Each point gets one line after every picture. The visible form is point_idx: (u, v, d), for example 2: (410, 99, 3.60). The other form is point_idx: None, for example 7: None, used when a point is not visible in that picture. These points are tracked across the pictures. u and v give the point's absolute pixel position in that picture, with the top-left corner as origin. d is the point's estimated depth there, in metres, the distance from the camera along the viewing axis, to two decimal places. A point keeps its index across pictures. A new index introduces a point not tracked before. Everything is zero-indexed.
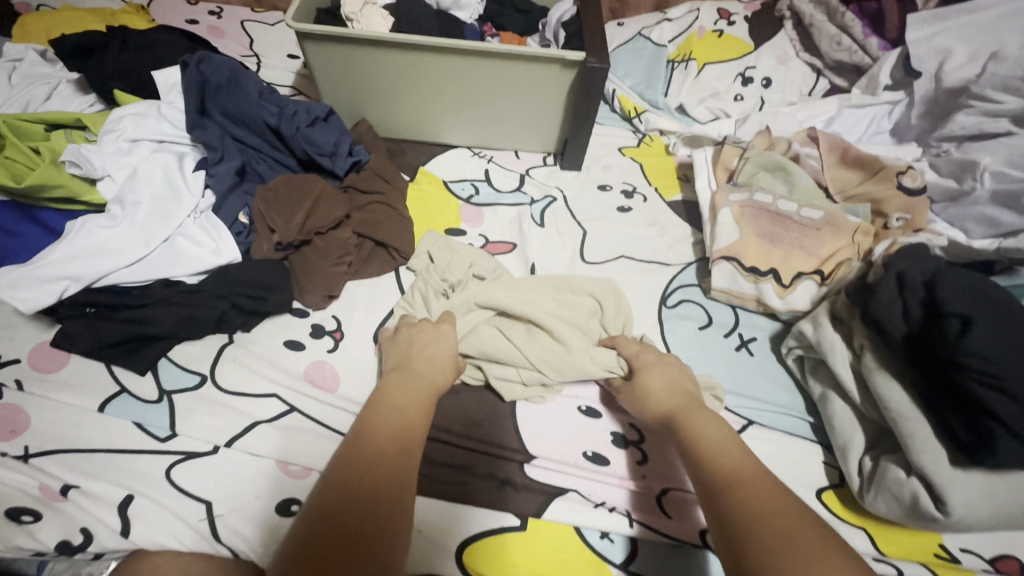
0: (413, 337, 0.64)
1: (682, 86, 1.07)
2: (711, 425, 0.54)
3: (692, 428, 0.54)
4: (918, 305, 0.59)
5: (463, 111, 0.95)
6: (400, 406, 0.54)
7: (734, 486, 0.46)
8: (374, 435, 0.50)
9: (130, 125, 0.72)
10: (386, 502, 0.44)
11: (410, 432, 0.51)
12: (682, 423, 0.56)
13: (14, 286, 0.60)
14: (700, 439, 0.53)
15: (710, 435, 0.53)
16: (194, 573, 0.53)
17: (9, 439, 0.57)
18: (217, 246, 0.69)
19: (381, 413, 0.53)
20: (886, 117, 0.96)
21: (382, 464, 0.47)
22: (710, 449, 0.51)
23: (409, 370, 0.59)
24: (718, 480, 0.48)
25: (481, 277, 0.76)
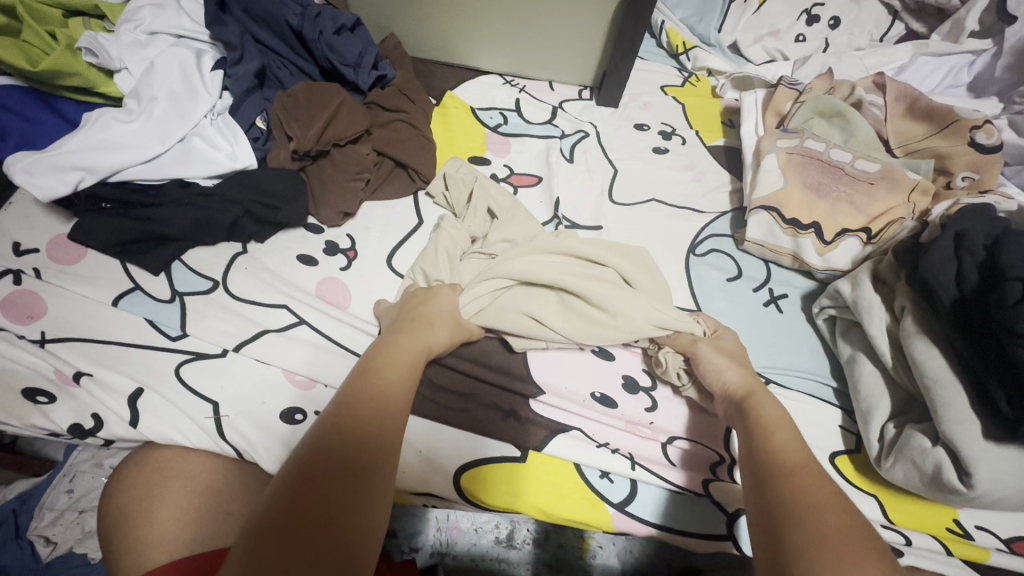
0: (413, 298, 0.61)
1: (739, 21, 0.98)
2: (777, 414, 0.52)
3: (762, 412, 0.52)
4: (975, 268, 0.54)
5: (498, 31, 0.88)
6: (393, 367, 0.51)
7: (783, 470, 0.45)
8: (363, 393, 0.47)
9: (149, 16, 0.69)
10: (367, 466, 0.42)
11: (401, 394, 0.49)
12: (754, 404, 0.53)
13: (30, 172, 0.58)
14: (773, 424, 0.51)
15: (774, 421, 0.51)
16: (194, 471, 0.55)
17: (26, 324, 0.58)
18: (233, 151, 0.68)
19: (372, 370, 0.50)
20: (965, 68, 0.86)
21: (369, 426, 0.44)
22: (761, 430, 0.50)
23: (407, 329, 0.56)
24: (778, 468, 0.46)
25: (496, 216, 0.72)
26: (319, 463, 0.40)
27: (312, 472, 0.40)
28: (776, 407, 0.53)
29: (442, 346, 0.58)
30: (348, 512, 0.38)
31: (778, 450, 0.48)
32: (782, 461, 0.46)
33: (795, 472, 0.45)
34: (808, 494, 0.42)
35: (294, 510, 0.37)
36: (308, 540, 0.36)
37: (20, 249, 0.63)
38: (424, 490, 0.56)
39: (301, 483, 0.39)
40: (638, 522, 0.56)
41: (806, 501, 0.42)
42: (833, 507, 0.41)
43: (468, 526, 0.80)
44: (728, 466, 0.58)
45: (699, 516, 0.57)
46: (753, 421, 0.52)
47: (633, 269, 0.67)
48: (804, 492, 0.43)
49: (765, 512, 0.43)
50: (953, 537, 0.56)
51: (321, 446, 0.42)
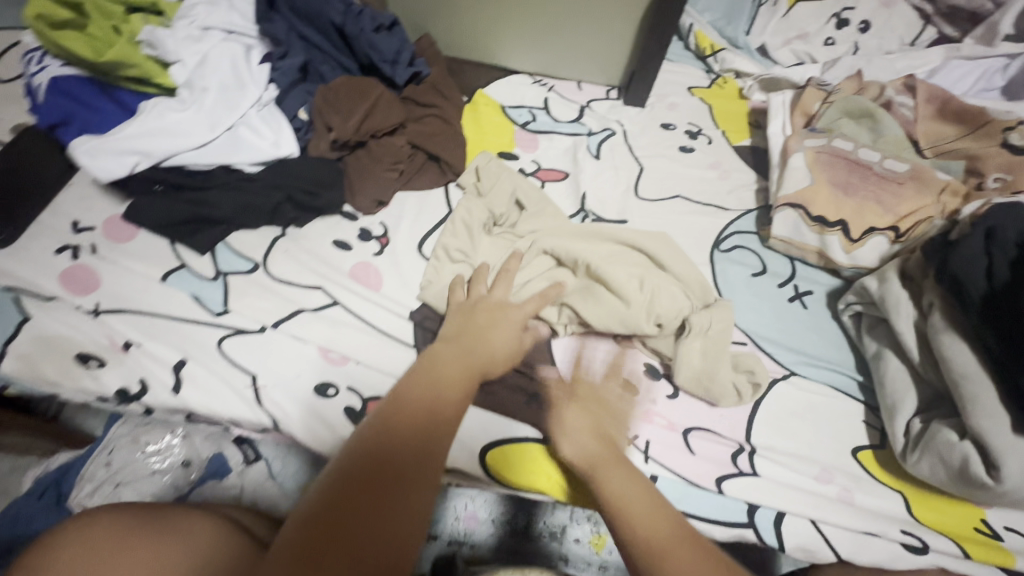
0: (467, 292, 0.63)
1: (767, 25, 0.99)
2: (621, 488, 0.49)
3: (606, 486, 0.49)
4: (1006, 264, 0.54)
5: (530, 32, 0.91)
6: (455, 366, 0.53)
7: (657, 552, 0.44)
8: (422, 391, 0.49)
9: (203, 12, 0.73)
10: (410, 473, 0.43)
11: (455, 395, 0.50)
12: (596, 481, 0.50)
13: (93, 155, 0.64)
14: (617, 503, 0.48)
15: (620, 499, 0.48)
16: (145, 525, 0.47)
17: (82, 295, 0.62)
18: (277, 139, 0.71)
19: (432, 368, 0.52)
20: (999, 72, 0.86)
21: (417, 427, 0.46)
22: (617, 507, 0.48)
23: (471, 325, 0.58)
24: (643, 558, 0.44)
25: (524, 207, 0.75)
26: (365, 473, 0.42)
27: (359, 478, 0.41)
28: (582, 418, 0.56)
29: (508, 351, 0.58)
30: (389, 521, 0.39)
31: (635, 533, 0.46)
32: (648, 551, 0.44)
33: (660, 555, 0.44)
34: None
35: (331, 520, 0.38)
36: (353, 542, 0.37)
37: (78, 227, 0.67)
38: (450, 465, 0.58)
39: (343, 491, 0.40)
40: None
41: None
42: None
43: (485, 516, 0.84)
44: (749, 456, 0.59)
45: (717, 506, 0.56)
46: (606, 506, 0.49)
47: (666, 257, 0.68)
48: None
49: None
50: (981, 537, 0.55)
51: (371, 446, 0.44)
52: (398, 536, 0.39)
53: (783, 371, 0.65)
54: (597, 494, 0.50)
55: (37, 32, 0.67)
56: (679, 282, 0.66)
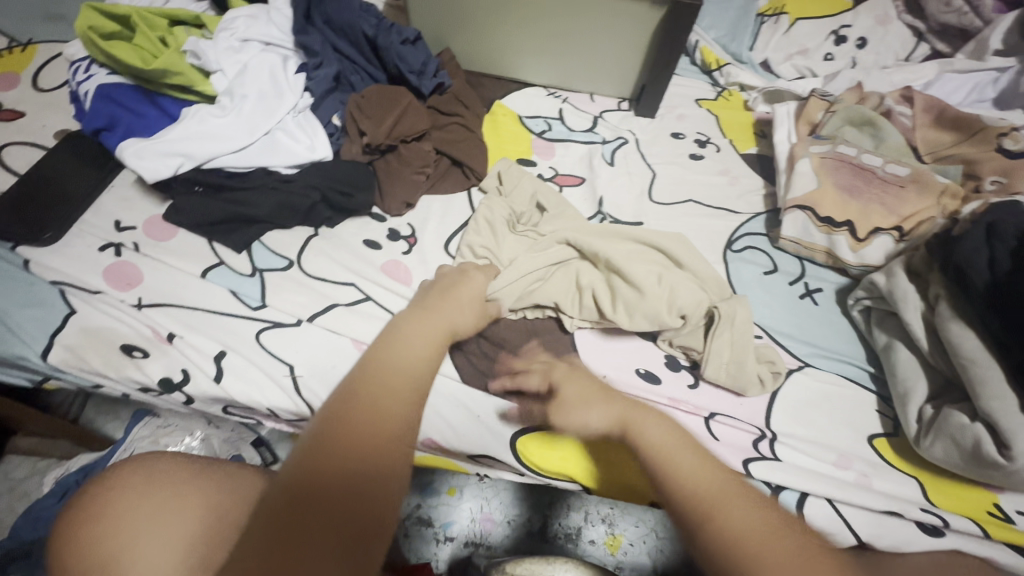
0: (445, 278, 0.63)
1: (769, 41, 1.04)
2: (662, 435, 0.48)
3: (644, 439, 0.49)
4: (1007, 254, 0.57)
5: (546, 47, 0.95)
6: (415, 344, 0.50)
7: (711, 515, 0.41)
8: (373, 372, 0.46)
9: (243, 26, 0.77)
10: (369, 462, 0.40)
11: (418, 374, 0.48)
12: (636, 432, 0.50)
13: (139, 156, 0.66)
14: (657, 453, 0.47)
15: (661, 448, 0.47)
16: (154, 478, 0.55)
17: (125, 290, 0.65)
18: (312, 143, 0.74)
19: (384, 349, 0.49)
20: (990, 84, 0.90)
21: (373, 410, 0.42)
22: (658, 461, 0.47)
23: (430, 308, 0.56)
24: (688, 506, 0.43)
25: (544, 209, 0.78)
26: (314, 467, 0.38)
27: (307, 474, 0.38)
28: (612, 354, 0.57)
29: (460, 326, 0.58)
30: (352, 515, 0.37)
31: (679, 477, 0.45)
32: (688, 497, 0.43)
33: (707, 504, 0.42)
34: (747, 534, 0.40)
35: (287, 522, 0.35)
36: (304, 544, 0.34)
37: (120, 226, 0.70)
38: (482, 451, 0.60)
39: (288, 491, 0.37)
40: None
41: (742, 533, 0.40)
42: (772, 541, 0.39)
43: (501, 518, 0.85)
44: (769, 442, 0.61)
45: None
46: (642, 459, 0.48)
47: (689, 257, 0.71)
48: (737, 519, 0.41)
49: (697, 553, 0.42)
50: (993, 520, 0.57)
51: (320, 437, 0.40)
52: (360, 534, 0.36)
53: (797, 363, 0.68)
54: (634, 444, 0.49)
55: (88, 42, 0.71)
56: (697, 279, 0.69)
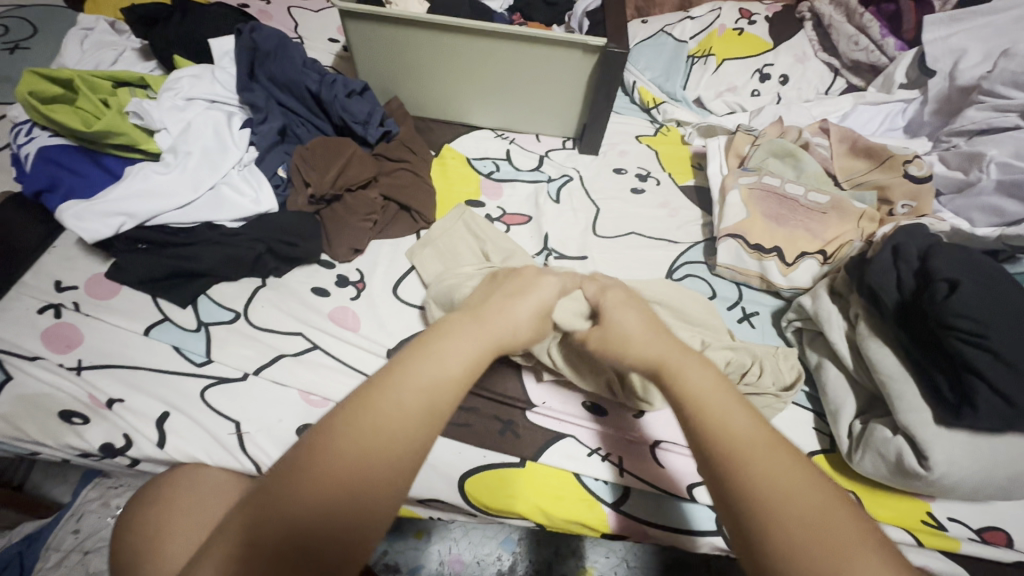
0: (519, 278, 0.57)
1: (701, 79, 1.11)
2: (705, 385, 0.43)
3: (679, 381, 0.44)
4: (911, 275, 0.62)
5: (489, 94, 0.99)
6: (438, 363, 0.42)
7: (736, 462, 0.38)
8: (385, 402, 0.39)
9: (187, 85, 0.80)
10: (316, 536, 0.35)
11: (432, 404, 0.40)
12: (678, 385, 0.43)
13: (80, 218, 0.67)
14: (691, 400, 0.42)
15: (701, 395, 0.42)
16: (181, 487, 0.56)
17: (64, 352, 0.64)
18: (257, 196, 0.76)
19: (411, 369, 0.41)
20: (900, 114, 0.98)
21: (375, 454, 0.37)
22: (696, 408, 0.42)
23: (479, 316, 0.48)
24: (721, 447, 0.39)
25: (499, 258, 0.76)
26: (274, 515, 0.35)
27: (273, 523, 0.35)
28: (637, 316, 0.52)
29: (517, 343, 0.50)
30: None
31: (713, 423, 0.40)
32: (721, 434, 0.39)
33: (736, 454, 0.38)
34: (784, 493, 0.37)
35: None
36: None
37: (61, 286, 0.70)
38: (430, 495, 0.61)
39: (252, 539, 0.35)
40: (632, 520, 0.60)
41: (789, 488, 0.37)
42: (813, 493, 0.37)
43: (469, 559, 0.84)
44: None
45: (685, 514, 0.61)
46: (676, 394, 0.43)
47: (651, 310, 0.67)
48: (766, 470, 0.38)
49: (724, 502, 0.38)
50: (927, 529, 0.60)
51: (297, 477, 0.36)
52: None
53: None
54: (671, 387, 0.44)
55: (28, 106, 0.71)
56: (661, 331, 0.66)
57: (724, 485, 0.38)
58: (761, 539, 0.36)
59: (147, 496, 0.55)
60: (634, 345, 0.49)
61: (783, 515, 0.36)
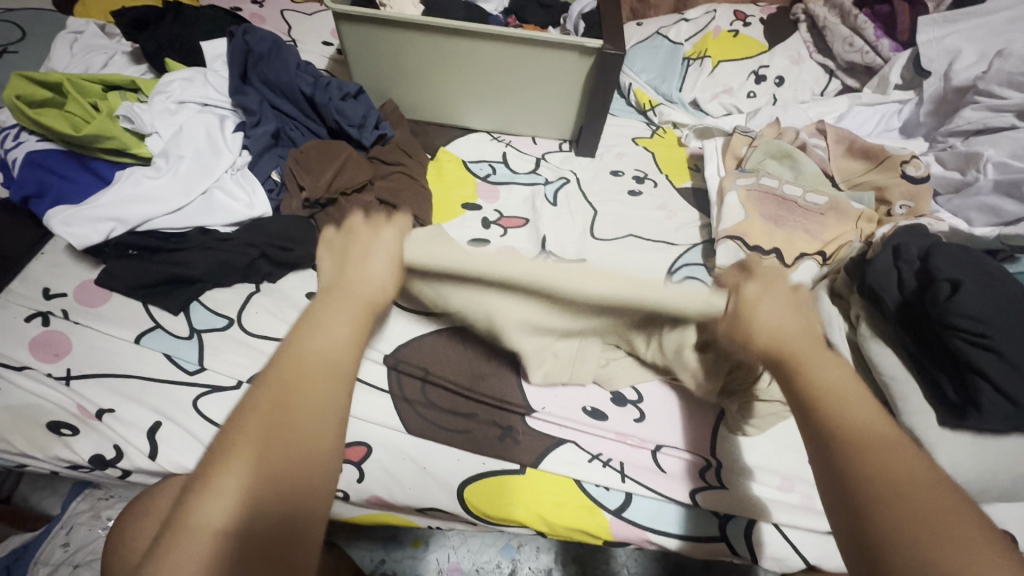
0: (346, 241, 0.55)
1: (697, 81, 1.10)
2: (830, 381, 0.44)
3: (802, 369, 0.45)
4: (913, 275, 0.61)
5: (485, 97, 0.98)
6: (335, 335, 0.45)
7: (860, 448, 0.39)
8: (291, 378, 0.42)
9: (179, 88, 0.78)
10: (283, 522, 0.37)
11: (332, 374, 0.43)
12: (801, 376, 0.44)
13: (69, 223, 0.66)
14: (815, 390, 0.43)
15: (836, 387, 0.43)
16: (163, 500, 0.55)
17: (52, 361, 0.62)
18: (251, 201, 0.75)
19: (304, 349, 0.44)
20: (895, 115, 0.98)
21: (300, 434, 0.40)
22: (828, 398, 0.42)
23: (342, 280, 0.50)
24: (841, 435, 0.40)
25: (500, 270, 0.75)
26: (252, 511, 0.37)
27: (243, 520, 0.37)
28: (773, 308, 0.51)
29: (384, 294, 0.50)
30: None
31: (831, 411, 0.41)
32: (843, 427, 0.40)
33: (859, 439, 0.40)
34: (902, 482, 0.38)
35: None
36: None
37: (49, 293, 0.68)
38: (430, 504, 0.60)
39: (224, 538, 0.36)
40: (635, 527, 0.60)
41: (904, 484, 0.38)
42: (932, 493, 0.38)
43: (469, 566, 0.83)
44: (715, 471, 0.61)
45: (688, 519, 0.60)
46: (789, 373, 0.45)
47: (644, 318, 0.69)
48: (889, 460, 0.39)
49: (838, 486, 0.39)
50: None
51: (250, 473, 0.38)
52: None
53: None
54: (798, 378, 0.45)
55: (15, 110, 0.70)
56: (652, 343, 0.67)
57: (842, 470, 0.39)
58: (883, 528, 0.36)
59: (139, 513, 0.55)
60: (763, 331, 0.48)
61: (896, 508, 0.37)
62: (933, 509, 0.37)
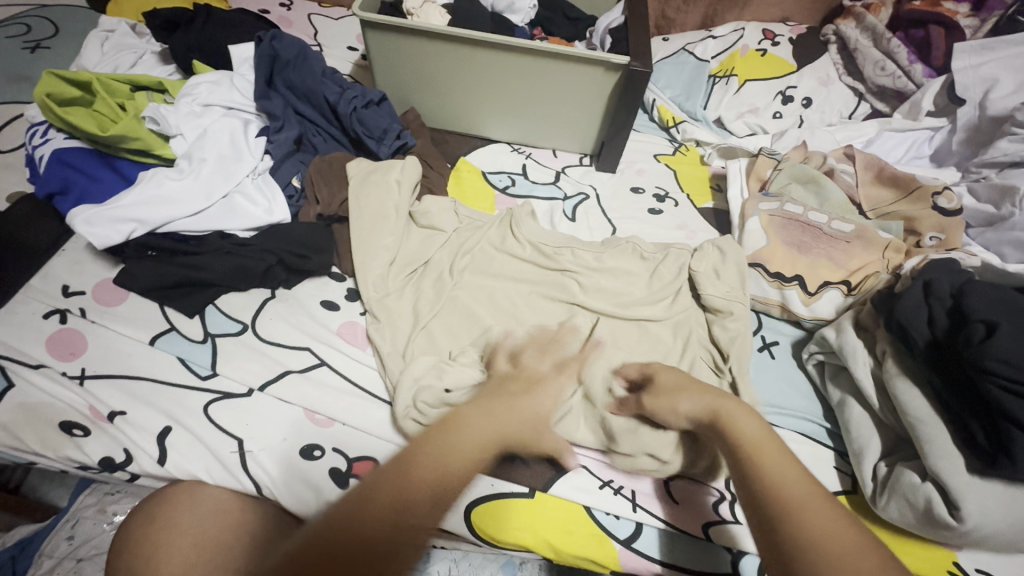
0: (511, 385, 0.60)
1: (722, 100, 1.09)
2: (755, 433, 0.51)
3: (736, 432, 0.51)
4: (944, 314, 0.60)
5: (507, 108, 0.97)
6: (463, 445, 0.52)
7: (795, 507, 0.44)
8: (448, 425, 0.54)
9: (205, 91, 0.79)
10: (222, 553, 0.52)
11: (457, 466, 0.51)
12: (730, 426, 0.52)
13: (91, 223, 0.66)
14: (749, 443, 0.50)
15: (755, 441, 0.50)
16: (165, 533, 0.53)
17: (68, 360, 0.62)
18: (270, 206, 0.75)
19: (460, 432, 0.53)
20: (925, 144, 0.96)
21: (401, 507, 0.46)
22: (753, 451, 0.49)
23: (507, 396, 0.58)
24: (775, 495, 0.45)
25: (517, 280, 0.74)
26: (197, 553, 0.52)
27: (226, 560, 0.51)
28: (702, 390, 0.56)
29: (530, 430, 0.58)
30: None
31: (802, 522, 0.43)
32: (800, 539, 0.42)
33: (790, 498, 0.45)
34: (830, 544, 0.42)
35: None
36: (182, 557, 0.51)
37: (68, 291, 0.68)
38: None
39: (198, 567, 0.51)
40: (644, 559, 0.58)
41: (827, 535, 0.43)
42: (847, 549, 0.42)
43: None
44: (729, 504, 0.60)
45: (704, 555, 0.58)
46: (733, 441, 0.50)
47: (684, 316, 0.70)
48: (817, 525, 0.43)
49: (773, 531, 0.44)
50: None
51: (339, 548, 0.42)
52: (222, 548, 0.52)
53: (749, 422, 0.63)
54: (728, 430, 0.52)
55: (44, 108, 0.71)
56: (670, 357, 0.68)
57: (770, 522, 0.44)
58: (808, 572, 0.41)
59: (140, 519, 0.55)
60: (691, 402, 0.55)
61: (811, 552, 0.41)
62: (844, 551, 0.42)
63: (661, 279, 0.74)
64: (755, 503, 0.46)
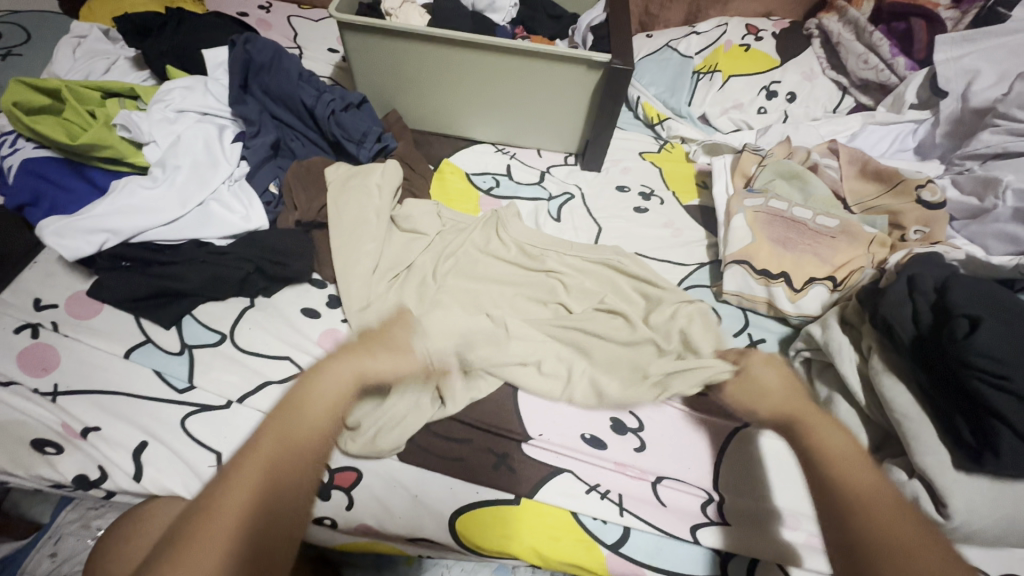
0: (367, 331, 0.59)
1: (706, 96, 1.08)
2: (837, 440, 0.51)
3: (816, 438, 0.52)
4: (928, 309, 0.59)
5: (489, 108, 0.96)
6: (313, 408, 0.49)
7: (863, 505, 0.45)
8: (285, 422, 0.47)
9: (179, 97, 0.78)
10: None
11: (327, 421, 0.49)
12: (806, 429, 0.53)
13: (60, 234, 0.65)
14: (828, 447, 0.50)
15: (844, 450, 0.50)
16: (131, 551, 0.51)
17: (40, 376, 0.61)
18: (247, 213, 0.74)
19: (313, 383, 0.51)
20: (909, 136, 0.96)
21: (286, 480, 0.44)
22: (838, 456, 0.49)
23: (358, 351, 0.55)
24: (848, 494, 0.46)
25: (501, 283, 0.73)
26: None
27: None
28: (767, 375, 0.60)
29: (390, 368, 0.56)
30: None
31: (873, 526, 0.44)
32: (877, 543, 0.42)
33: (859, 500, 0.46)
34: (902, 540, 0.42)
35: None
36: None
37: (40, 305, 0.67)
38: (419, 534, 0.57)
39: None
40: (632, 564, 0.57)
41: (898, 536, 0.43)
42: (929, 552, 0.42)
43: None
44: (717, 505, 0.59)
45: (693, 557, 0.57)
46: (812, 450, 0.51)
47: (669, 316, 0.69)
48: (882, 528, 0.43)
49: (838, 535, 0.45)
50: None
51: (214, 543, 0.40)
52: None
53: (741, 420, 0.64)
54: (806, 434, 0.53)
55: (12, 117, 0.69)
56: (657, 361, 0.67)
57: (844, 520, 0.45)
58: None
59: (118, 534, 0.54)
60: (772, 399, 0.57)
61: (883, 545, 0.42)
62: (923, 554, 0.42)
63: (645, 279, 0.73)
64: (825, 506, 0.47)
